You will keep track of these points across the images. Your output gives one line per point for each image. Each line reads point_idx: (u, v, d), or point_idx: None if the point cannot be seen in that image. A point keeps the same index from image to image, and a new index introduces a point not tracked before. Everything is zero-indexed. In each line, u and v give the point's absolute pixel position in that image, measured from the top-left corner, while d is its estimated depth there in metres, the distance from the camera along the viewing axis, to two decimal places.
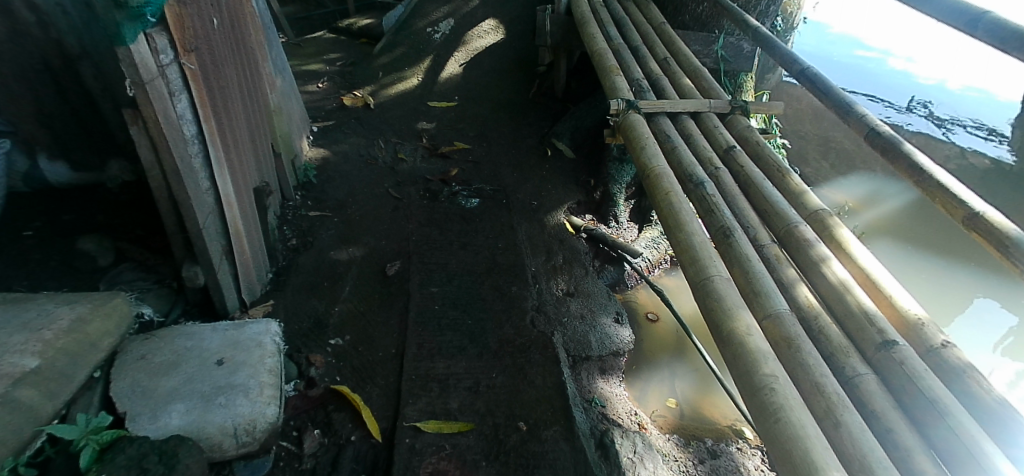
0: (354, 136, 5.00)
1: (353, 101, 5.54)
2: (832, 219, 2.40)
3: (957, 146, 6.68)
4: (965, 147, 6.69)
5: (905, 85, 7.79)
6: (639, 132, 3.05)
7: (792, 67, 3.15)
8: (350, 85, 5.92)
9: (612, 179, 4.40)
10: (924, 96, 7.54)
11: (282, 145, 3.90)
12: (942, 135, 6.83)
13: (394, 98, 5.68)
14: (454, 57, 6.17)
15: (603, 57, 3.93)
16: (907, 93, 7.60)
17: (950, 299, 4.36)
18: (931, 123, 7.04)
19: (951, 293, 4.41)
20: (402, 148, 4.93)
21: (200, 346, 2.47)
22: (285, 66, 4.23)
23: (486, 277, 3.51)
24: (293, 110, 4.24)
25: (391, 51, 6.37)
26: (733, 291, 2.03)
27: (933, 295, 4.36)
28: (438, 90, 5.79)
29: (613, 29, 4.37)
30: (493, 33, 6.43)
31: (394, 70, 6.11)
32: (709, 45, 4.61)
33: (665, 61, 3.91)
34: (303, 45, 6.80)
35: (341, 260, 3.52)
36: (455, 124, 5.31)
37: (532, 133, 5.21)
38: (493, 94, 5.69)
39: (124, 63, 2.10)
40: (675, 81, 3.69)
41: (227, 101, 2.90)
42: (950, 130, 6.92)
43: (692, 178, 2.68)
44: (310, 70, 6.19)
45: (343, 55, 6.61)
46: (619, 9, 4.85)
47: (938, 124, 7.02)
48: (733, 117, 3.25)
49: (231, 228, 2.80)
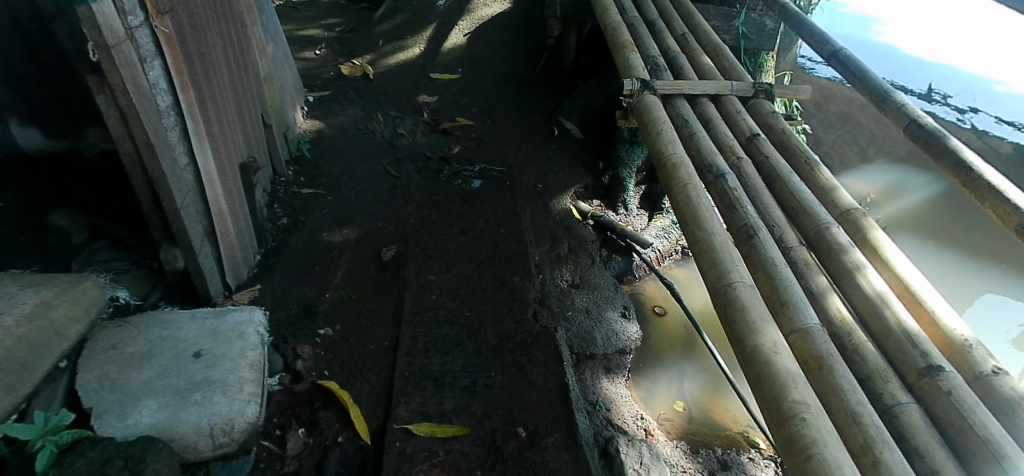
0: (352, 108, 4.76)
1: (352, 71, 5.27)
2: (865, 219, 2.14)
3: (975, 132, 6.43)
4: (983, 133, 6.44)
5: (921, 69, 7.43)
6: (654, 114, 2.77)
7: (824, 48, 2.84)
8: (349, 53, 5.64)
9: (622, 163, 4.15)
10: (942, 81, 7.19)
11: (273, 116, 3.66)
12: (960, 121, 6.55)
13: (394, 68, 5.41)
14: (458, 26, 5.86)
15: (616, 30, 3.64)
16: (923, 78, 7.25)
17: (970, 290, 4.23)
18: (947, 109, 6.74)
19: (972, 286, 4.27)
20: (402, 123, 4.69)
21: (176, 336, 2.26)
22: (277, 30, 3.97)
23: (486, 266, 3.32)
24: (286, 78, 4.00)
25: (392, 19, 6.06)
26: (756, 299, 1.82)
27: (955, 288, 4.22)
28: (441, 60, 5.51)
29: None
30: (499, 2, 6.15)
31: (395, 38, 5.81)
32: (729, 21, 4.30)
33: (684, 36, 3.63)
34: (300, 8, 6.47)
35: (334, 243, 3.32)
36: (458, 99, 5.05)
37: (539, 110, 4.96)
38: (498, 67, 5.41)
39: (85, 24, 1.87)
40: (694, 59, 3.40)
41: (209, 69, 2.66)
42: (968, 117, 6.64)
43: (711, 169, 2.41)
44: (307, 35, 5.89)
45: (342, 20, 6.30)
46: None
47: (955, 110, 6.73)
48: (755, 102, 2.96)
49: (213, 208, 2.59)
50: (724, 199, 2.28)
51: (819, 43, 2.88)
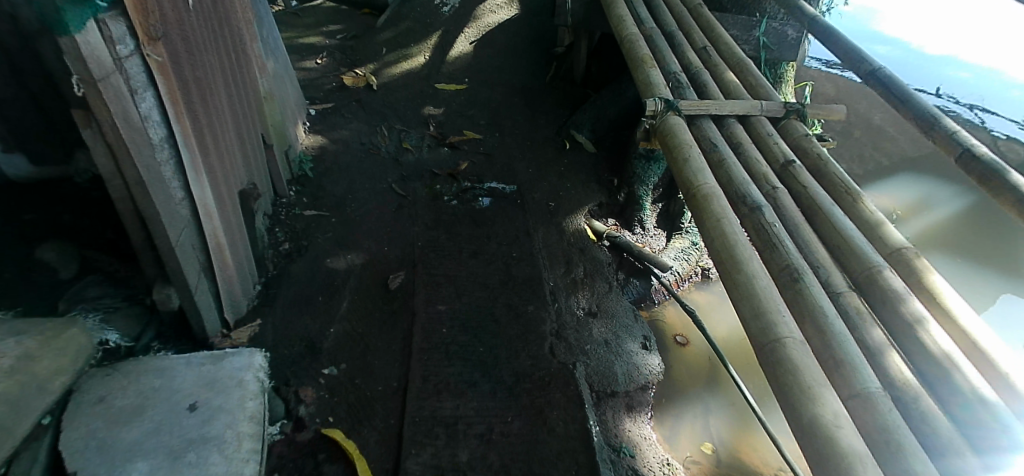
0: (356, 121, 4.59)
1: (354, 81, 5.09)
2: (919, 260, 1.97)
3: (990, 133, 6.23)
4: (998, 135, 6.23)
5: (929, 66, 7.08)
6: (681, 138, 2.61)
7: (860, 68, 2.67)
8: (351, 62, 5.46)
9: (638, 180, 3.95)
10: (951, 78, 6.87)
11: (273, 135, 3.49)
12: (975, 123, 6.32)
13: (398, 78, 5.24)
14: (464, 33, 5.68)
15: (634, 44, 3.46)
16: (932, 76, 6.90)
17: (993, 295, 4.10)
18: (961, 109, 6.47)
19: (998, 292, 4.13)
20: (407, 137, 4.53)
21: (170, 386, 2.10)
22: (277, 43, 3.80)
23: (499, 293, 3.15)
24: (287, 93, 3.83)
25: (395, 26, 5.89)
26: (809, 357, 1.64)
27: (989, 301, 4.06)
28: (447, 69, 5.34)
29: (642, 9, 3.86)
30: (506, 8, 5.91)
31: (398, 47, 5.64)
32: (749, 31, 4.12)
33: (705, 49, 3.45)
34: (301, 15, 6.30)
35: (339, 270, 3.15)
36: (465, 110, 4.88)
37: (549, 122, 4.79)
38: (506, 77, 5.24)
39: (69, 56, 1.70)
40: (717, 74, 3.22)
41: (206, 93, 2.50)
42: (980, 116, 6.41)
43: (746, 200, 2.25)
44: (309, 44, 5.72)
45: (343, 27, 6.12)
46: None
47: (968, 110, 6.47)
48: (786, 123, 2.79)
49: (211, 242, 2.42)
50: (761, 235, 2.10)
51: (855, 62, 2.71)
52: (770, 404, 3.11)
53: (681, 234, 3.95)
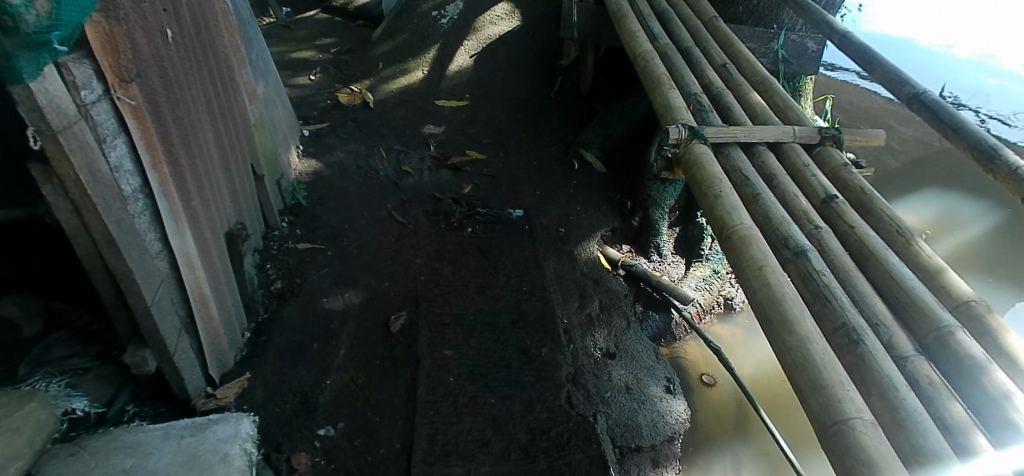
0: (352, 143, 4.38)
1: (349, 98, 4.87)
2: (992, 316, 1.76)
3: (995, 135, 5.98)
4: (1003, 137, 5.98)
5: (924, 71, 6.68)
6: (709, 171, 2.41)
7: (901, 90, 2.46)
8: (347, 78, 5.25)
9: (653, 203, 3.75)
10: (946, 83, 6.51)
11: (264, 165, 3.27)
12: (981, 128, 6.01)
13: (396, 94, 5.02)
14: (463, 46, 5.45)
15: (649, 62, 3.25)
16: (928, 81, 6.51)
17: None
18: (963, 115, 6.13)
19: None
20: (406, 158, 4.31)
21: (145, 466, 1.86)
22: (267, 64, 3.58)
23: (510, 334, 2.91)
24: (279, 117, 3.61)
25: (392, 39, 5.66)
26: (882, 443, 1.42)
27: None
28: (446, 85, 5.11)
29: (656, 24, 3.64)
30: (508, 19, 5.63)
31: (395, 61, 5.41)
32: (767, 43, 3.90)
33: (725, 66, 3.23)
34: (293, 27, 6.09)
35: (335, 311, 2.91)
36: (466, 128, 4.66)
37: (556, 140, 4.56)
38: (509, 92, 5.01)
39: (22, 107, 1.47)
40: (740, 94, 3.00)
41: (189, 130, 2.26)
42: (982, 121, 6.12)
43: (788, 244, 2.06)
44: (302, 58, 5.51)
45: (337, 40, 5.91)
46: None
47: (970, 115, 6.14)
48: (821, 149, 2.58)
49: (194, 294, 2.18)
50: (810, 286, 1.91)
51: (894, 84, 2.50)
52: (814, 453, 2.93)
53: (701, 261, 3.72)
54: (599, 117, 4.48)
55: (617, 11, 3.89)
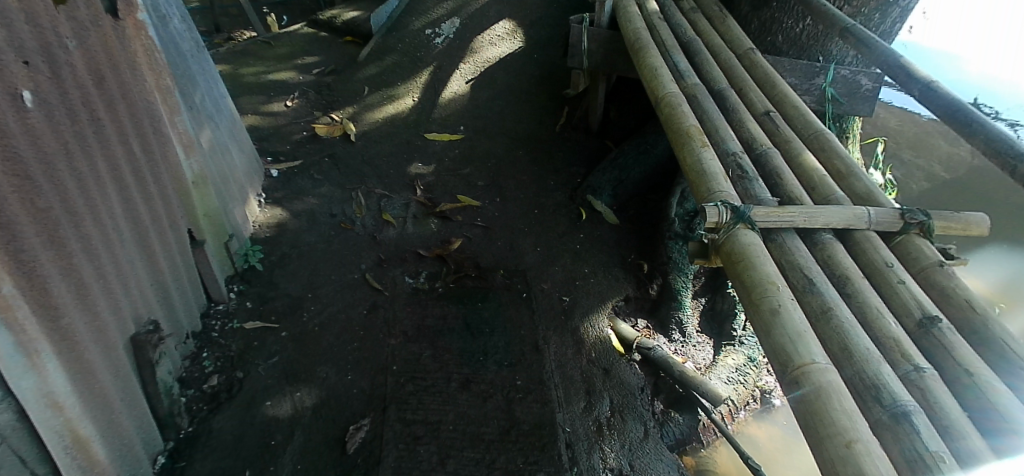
0: (326, 185, 3.84)
1: (329, 130, 4.34)
2: None
3: None
4: None
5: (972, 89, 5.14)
6: (762, 273, 1.82)
7: (1013, 167, 1.87)
8: (327, 105, 4.72)
9: (674, 269, 3.20)
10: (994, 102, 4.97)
11: (207, 227, 2.71)
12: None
13: (380, 126, 4.48)
14: (459, 70, 4.89)
15: (676, 110, 2.70)
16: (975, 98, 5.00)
17: None
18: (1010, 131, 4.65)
19: None
20: (388, 204, 3.77)
21: None
22: (220, 103, 3.05)
23: (497, 453, 2.34)
24: (234, 164, 3.07)
25: (379, 60, 5.12)
26: None
27: None
28: (439, 115, 4.56)
29: (682, 59, 3.13)
30: (509, 39, 5.04)
31: (383, 85, 4.87)
32: (812, 79, 3.36)
33: (770, 116, 2.66)
34: (274, 43, 5.58)
35: (281, 421, 2.33)
36: (458, 169, 4.11)
37: (561, 183, 3.99)
38: (508, 124, 4.45)
39: None
40: (790, 154, 2.44)
41: (64, 214, 1.67)
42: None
43: (880, 397, 1.45)
44: (279, 80, 5.00)
45: (320, 60, 5.39)
46: (686, 22, 3.57)
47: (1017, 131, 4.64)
48: (903, 238, 1.98)
49: (63, 444, 1.59)
50: None
51: (1003, 157, 1.91)
52: None
53: (732, 346, 3.11)
54: (611, 158, 3.94)
55: (639, 43, 3.35)
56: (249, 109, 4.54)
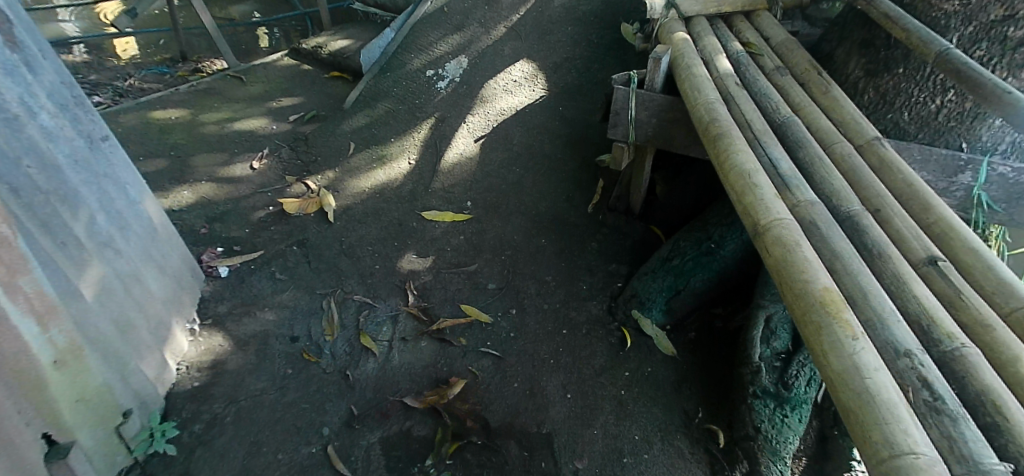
0: (289, 289, 2.96)
1: (301, 206, 3.50)
2: None
3: None
4: None
5: None
6: None
7: None
8: (303, 168, 3.88)
9: (765, 449, 2.24)
10: None
11: (86, 418, 1.79)
12: None
13: (367, 200, 3.62)
14: (466, 124, 4.05)
15: (792, 256, 1.79)
16: None
17: None
18: None
19: None
20: (370, 319, 2.88)
21: None
22: (127, 210, 2.14)
23: None
24: (146, 294, 2.17)
25: (369, 109, 4.29)
26: None
27: None
28: (440, 187, 3.70)
29: (782, 157, 2.24)
30: (528, 86, 4.14)
31: (373, 142, 4.04)
32: (953, 176, 2.43)
33: (942, 269, 1.74)
34: (248, 83, 4.77)
35: None
36: (462, 264, 3.22)
37: (596, 288, 3.08)
38: (526, 200, 3.56)
39: None
40: (997, 354, 1.50)
41: None
42: None
43: None
44: (248, 131, 4.16)
45: (302, 102, 4.59)
46: (773, 90, 2.69)
47: None
48: None
49: None
50: None
51: None
52: None
53: None
54: (661, 254, 3.05)
55: (717, 123, 2.44)
56: (203, 172, 3.68)
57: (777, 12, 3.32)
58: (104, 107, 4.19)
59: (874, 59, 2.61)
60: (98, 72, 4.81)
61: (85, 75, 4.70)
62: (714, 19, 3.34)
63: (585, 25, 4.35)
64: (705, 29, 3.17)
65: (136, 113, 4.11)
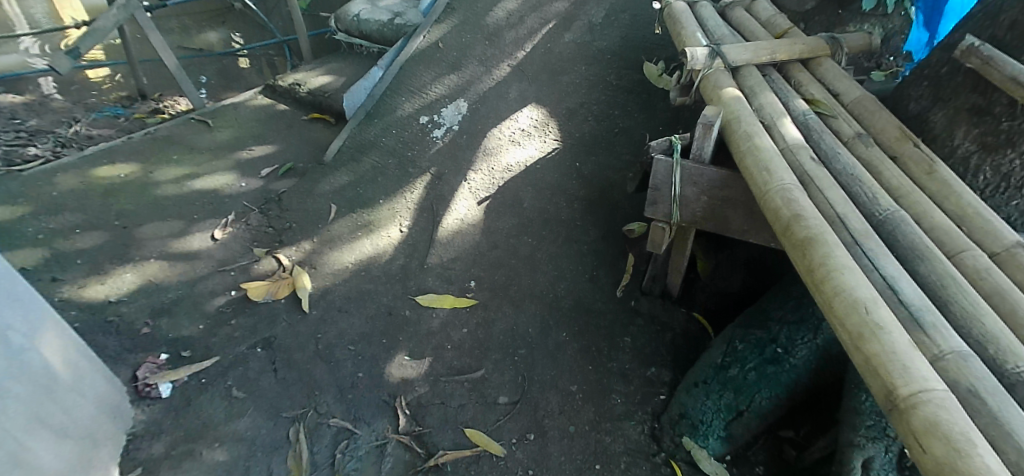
0: (248, 412, 2.35)
1: (270, 290, 2.89)
2: None
3: None
4: None
5: None
6: None
7: None
8: (275, 237, 3.29)
9: None
10: None
11: None
12: None
13: (350, 279, 3.03)
14: (467, 182, 3.47)
15: (966, 465, 1.22)
16: None
17: None
18: None
19: None
20: (350, 452, 2.29)
21: None
22: (8, 365, 1.57)
23: None
24: (37, 470, 1.58)
25: (353, 163, 3.71)
26: None
27: None
28: (437, 262, 3.12)
29: (902, 282, 1.69)
30: (538, 137, 3.60)
31: (358, 205, 3.45)
32: None
33: None
34: (214, 128, 4.19)
35: None
36: (465, 368, 2.63)
37: (633, 402, 2.50)
38: (540, 282, 2.99)
39: None
40: None
41: None
42: None
43: None
44: (211, 189, 3.58)
45: (277, 152, 4.01)
46: (862, 169, 2.17)
47: None
48: None
49: None
50: None
51: None
52: None
53: None
54: (711, 355, 2.52)
55: (803, 219, 1.91)
56: (152, 246, 3.09)
57: (842, 59, 2.82)
58: (40, 163, 3.62)
59: (990, 131, 2.15)
60: (40, 117, 4.23)
61: (22, 120, 4.14)
62: (766, 68, 2.81)
63: (602, 64, 3.79)
64: (760, 82, 2.64)
65: (77, 171, 3.55)
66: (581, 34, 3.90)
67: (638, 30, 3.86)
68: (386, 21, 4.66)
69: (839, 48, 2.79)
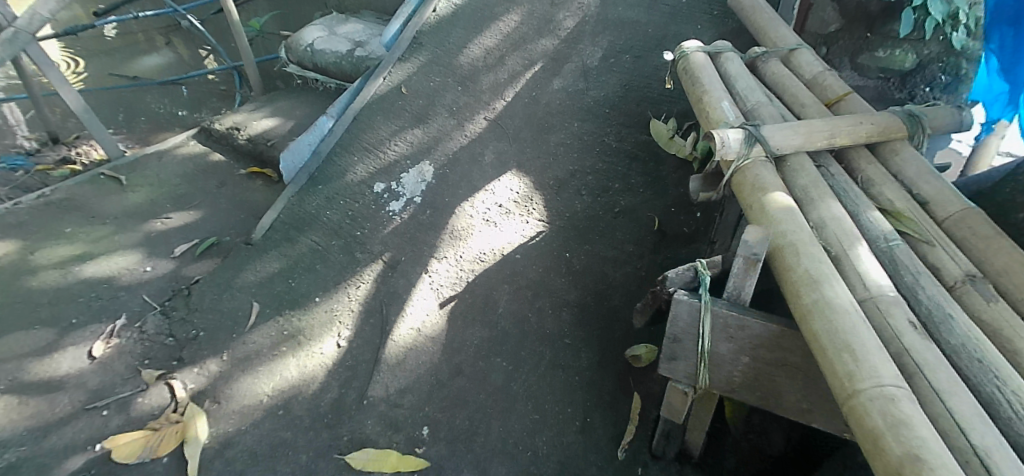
0: None
1: (148, 446, 2.14)
2: None
3: None
4: None
5: None
6: None
7: None
8: (172, 352, 2.52)
9: None
10: None
11: None
12: None
13: (261, 421, 2.28)
14: (428, 276, 2.73)
15: None
16: None
17: None
18: None
19: None
20: None
21: None
22: None
23: None
24: None
25: (287, 244, 2.96)
26: None
27: None
28: (380, 394, 2.37)
29: None
30: (519, 216, 2.85)
31: (286, 304, 2.70)
32: None
33: None
34: (128, 188, 3.44)
35: None
36: None
37: None
38: (515, 429, 2.25)
39: None
40: None
41: None
42: None
43: None
44: (103, 278, 2.82)
45: (201, 220, 3.26)
46: (993, 348, 1.39)
47: None
48: None
49: None
50: None
51: None
52: None
53: None
54: None
55: (928, 468, 1.11)
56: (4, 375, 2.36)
57: (922, 143, 2.06)
58: None
59: None
60: None
61: None
62: (821, 155, 2.05)
63: (599, 119, 3.05)
64: (818, 182, 1.88)
65: None
66: (574, 80, 3.15)
67: (644, 76, 3.10)
68: (343, 53, 3.92)
69: (921, 129, 2.04)
